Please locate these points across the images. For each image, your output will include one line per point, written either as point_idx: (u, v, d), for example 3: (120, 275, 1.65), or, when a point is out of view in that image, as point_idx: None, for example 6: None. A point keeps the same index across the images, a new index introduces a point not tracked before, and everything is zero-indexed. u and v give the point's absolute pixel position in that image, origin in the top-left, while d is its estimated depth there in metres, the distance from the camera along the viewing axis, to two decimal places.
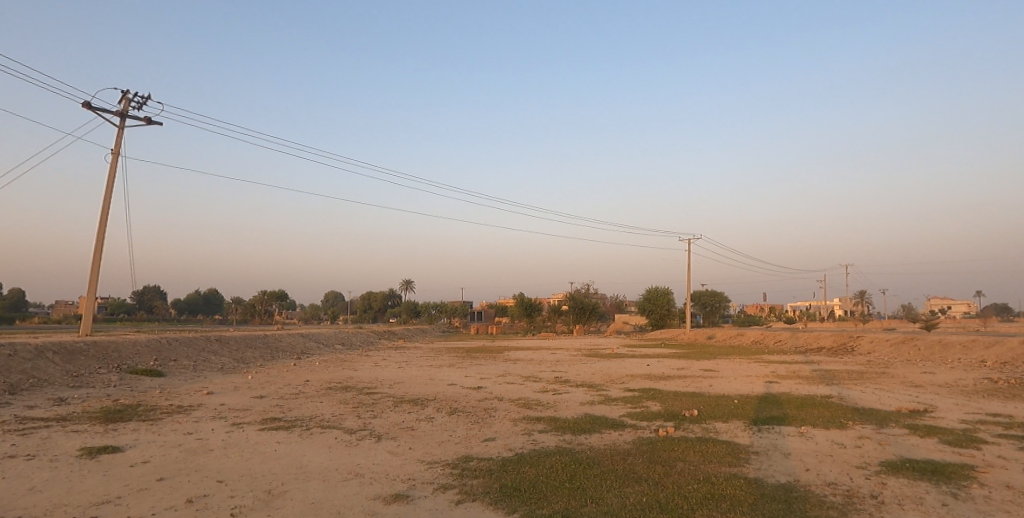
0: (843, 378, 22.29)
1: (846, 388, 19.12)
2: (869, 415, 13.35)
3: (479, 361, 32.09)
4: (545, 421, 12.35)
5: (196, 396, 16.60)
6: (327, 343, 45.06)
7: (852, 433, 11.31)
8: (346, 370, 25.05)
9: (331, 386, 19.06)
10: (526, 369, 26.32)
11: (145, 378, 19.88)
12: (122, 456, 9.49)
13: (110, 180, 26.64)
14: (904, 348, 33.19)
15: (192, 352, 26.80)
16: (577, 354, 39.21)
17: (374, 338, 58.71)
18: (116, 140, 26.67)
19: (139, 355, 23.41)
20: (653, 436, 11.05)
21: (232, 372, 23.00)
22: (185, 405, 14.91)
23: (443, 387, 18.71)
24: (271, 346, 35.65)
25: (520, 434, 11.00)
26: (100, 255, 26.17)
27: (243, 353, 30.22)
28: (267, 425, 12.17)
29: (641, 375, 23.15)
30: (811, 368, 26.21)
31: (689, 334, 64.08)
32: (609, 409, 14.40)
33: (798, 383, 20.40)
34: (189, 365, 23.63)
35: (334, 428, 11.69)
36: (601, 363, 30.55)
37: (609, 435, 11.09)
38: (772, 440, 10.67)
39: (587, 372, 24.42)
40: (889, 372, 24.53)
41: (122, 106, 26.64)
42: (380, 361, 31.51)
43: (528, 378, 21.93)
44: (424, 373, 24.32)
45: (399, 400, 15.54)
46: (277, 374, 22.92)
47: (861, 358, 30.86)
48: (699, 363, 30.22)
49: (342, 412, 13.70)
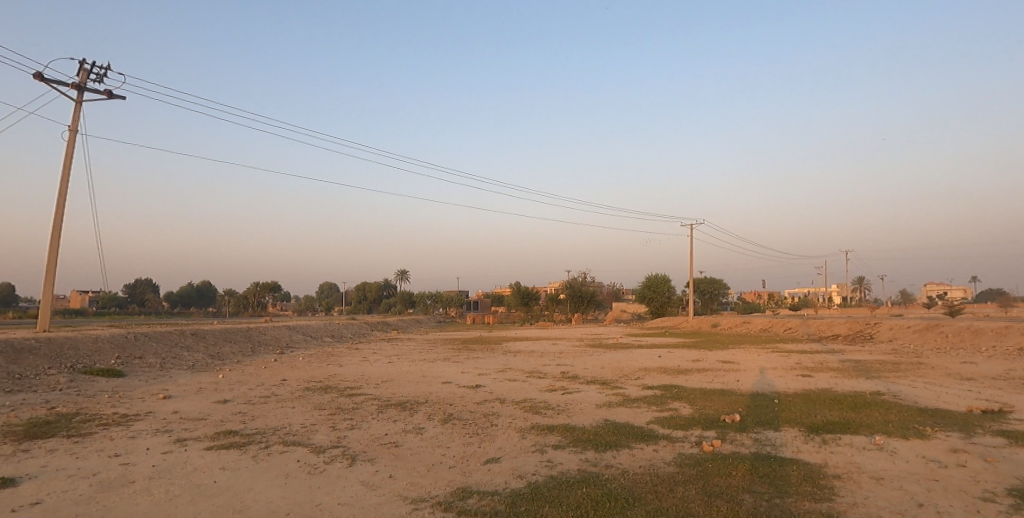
0: (879, 370, 20.18)
1: (891, 382, 16.92)
2: (945, 419, 11.14)
3: (475, 354, 29.80)
4: (559, 432, 10.14)
5: (151, 401, 14.30)
6: (315, 336, 42.78)
7: (940, 444, 9.15)
8: (330, 366, 22.86)
9: (309, 387, 16.79)
10: (528, 363, 24.13)
11: (100, 380, 17.57)
12: (8, 495, 7.18)
13: (67, 160, 24.14)
14: (929, 336, 31.04)
15: (163, 348, 24.46)
16: (580, 345, 37.06)
17: (367, 330, 56.55)
18: (74, 115, 24.24)
19: (98, 353, 21.05)
20: (696, 452, 8.83)
21: (203, 371, 20.71)
22: (131, 414, 12.58)
23: (436, 387, 16.50)
24: (254, 339, 33.32)
25: (531, 453, 8.76)
26: (58, 241, 23.68)
27: (220, 348, 27.92)
28: (218, 441, 9.91)
29: (656, 369, 20.95)
30: (838, 359, 24.04)
31: (692, 323, 62.02)
32: (632, 413, 12.15)
33: (834, 377, 18.24)
34: (155, 363, 21.30)
35: (298, 446, 9.43)
36: (607, 354, 28.39)
37: (643, 452, 8.81)
38: (849, 458, 8.46)
39: (594, 365, 22.26)
40: (924, 362, 22.34)
41: (80, 77, 24.26)
42: (369, 355, 29.24)
43: (532, 373, 19.71)
44: (416, 369, 22.12)
45: (384, 405, 13.29)
46: (253, 372, 20.64)
47: (885, 347, 28.75)
48: (713, 354, 28.02)
49: (313, 422, 11.43)
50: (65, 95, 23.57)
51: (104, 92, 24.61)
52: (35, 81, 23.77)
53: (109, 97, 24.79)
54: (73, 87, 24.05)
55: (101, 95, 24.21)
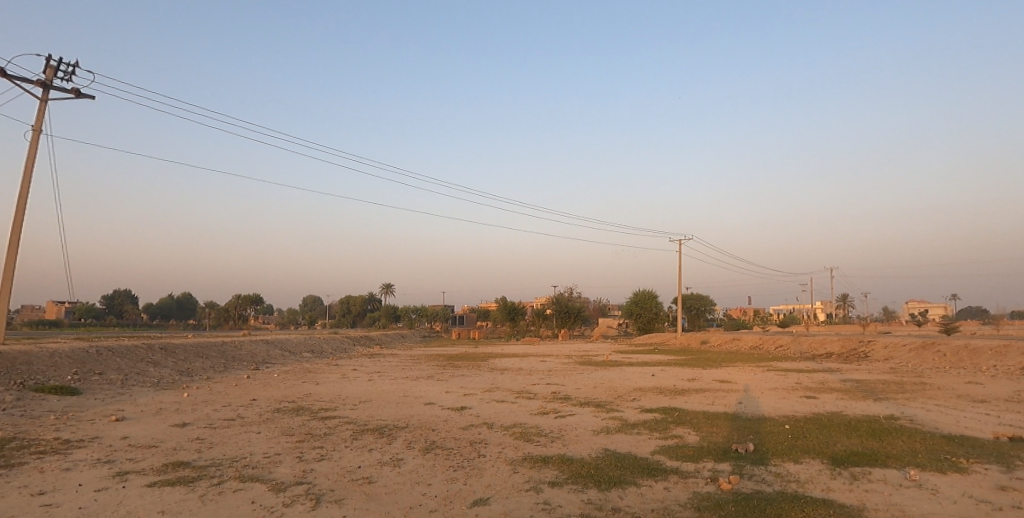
0: (885, 391, 19.27)
1: (902, 405, 15.97)
2: (976, 449, 10.18)
3: (462, 372, 28.49)
4: (554, 464, 9.00)
5: (100, 424, 12.86)
6: (294, 351, 41.14)
7: (983, 480, 8.17)
8: (306, 384, 21.43)
9: (280, 408, 15.42)
10: (516, 382, 22.89)
11: (51, 399, 16.03)
12: None
13: (29, 161, 22.68)
14: (926, 355, 30.30)
15: (128, 364, 22.85)
16: (569, 362, 35.94)
17: (349, 345, 54.76)
18: (38, 114, 22.86)
19: (54, 368, 19.46)
20: (713, 491, 7.74)
21: (167, 389, 19.20)
22: (73, 440, 11.16)
23: (418, 408, 15.25)
24: (228, 354, 31.66)
25: (525, 492, 7.60)
26: (17, 248, 22.09)
27: (190, 364, 26.29)
28: (164, 475, 8.60)
29: (651, 389, 19.85)
30: (839, 378, 23.14)
31: (681, 339, 61.16)
32: (633, 441, 11.03)
33: (840, 399, 17.26)
34: (115, 380, 19.71)
35: (256, 483, 8.14)
36: (598, 373, 27.25)
37: (652, 491, 7.71)
38: (888, 500, 7.45)
39: (586, 385, 21.11)
40: (928, 382, 21.50)
41: (46, 75, 22.95)
42: (349, 372, 27.75)
43: (521, 394, 18.51)
44: (398, 387, 20.80)
45: (361, 430, 12.04)
46: (222, 391, 19.18)
47: (882, 366, 27.95)
48: (707, 372, 27.03)
49: (279, 451, 10.14)
50: (29, 92, 22.19)
51: (72, 91, 23.28)
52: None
53: (76, 96, 23.46)
54: (38, 85, 22.70)
55: (68, 93, 22.87)
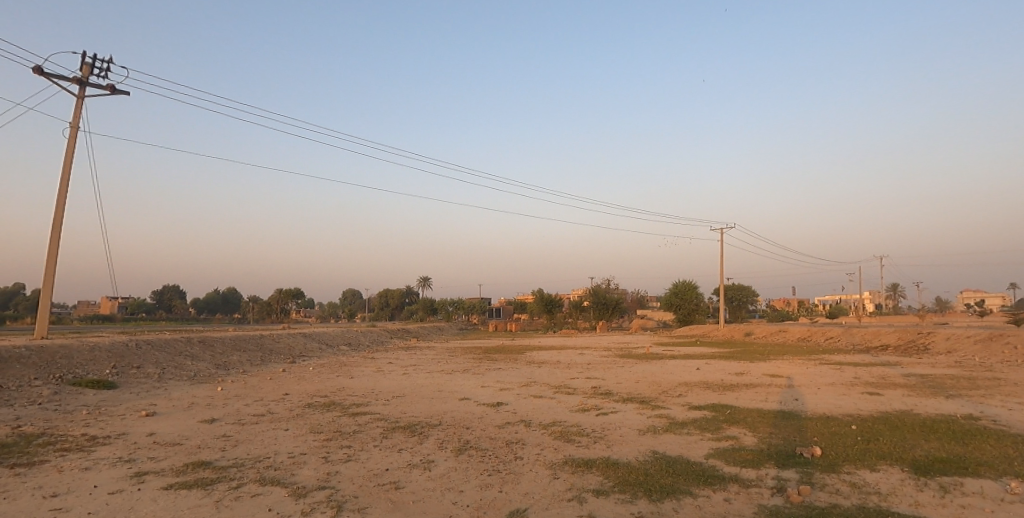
0: (957, 387, 17.67)
1: (980, 402, 14.47)
2: None
3: (497, 365, 27.88)
4: (598, 469, 8.15)
5: (130, 420, 12.66)
6: (331, 344, 41.39)
7: None
8: (340, 378, 21.17)
9: (311, 404, 15.03)
10: (554, 376, 22.09)
11: (88, 393, 16.07)
12: None
13: (68, 158, 23.03)
14: (995, 347, 27.99)
15: (166, 357, 23.06)
16: (607, 355, 34.86)
17: (385, 338, 54.96)
18: (76, 111, 23.18)
19: (94, 362, 19.69)
20: (782, 505, 6.76)
21: (202, 383, 19.18)
22: (100, 437, 10.92)
23: (451, 404, 14.62)
24: (266, 348, 31.90)
25: (566, 503, 6.78)
26: (58, 244, 22.45)
27: (227, 357, 26.46)
28: (183, 476, 8.14)
29: (697, 384, 18.75)
30: (901, 372, 21.45)
31: (723, 331, 59.14)
32: (684, 442, 10.07)
33: (907, 396, 15.78)
34: (152, 375, 19.77)
35: (276, 487, 7.59)
36: (639, 366, 26.20)
37: (710, 504, 6.78)
38: None
39: (627, 379, 20.17)
40: (1003, 378, 19.63)
41: (82, 72, 23.20)
42: (383, 365, 27.52)
43: (559, 388, 17.71)
44: (431, 382, 20.28)
45: (391, 428, 11.44)
46: (255, 385, 19.04)
47: (946, 360, 25.96)
48: (755, 366, 25.60)
49: (304, 450, 9.62)
50: (66, 90, 22.49)
51: (106, 87, 23.50)
52: (35, 76, 22.70)
53: (111, 93, 23.67)
54: (75, 82, 23.00)
55: (103, 90, 23.08)
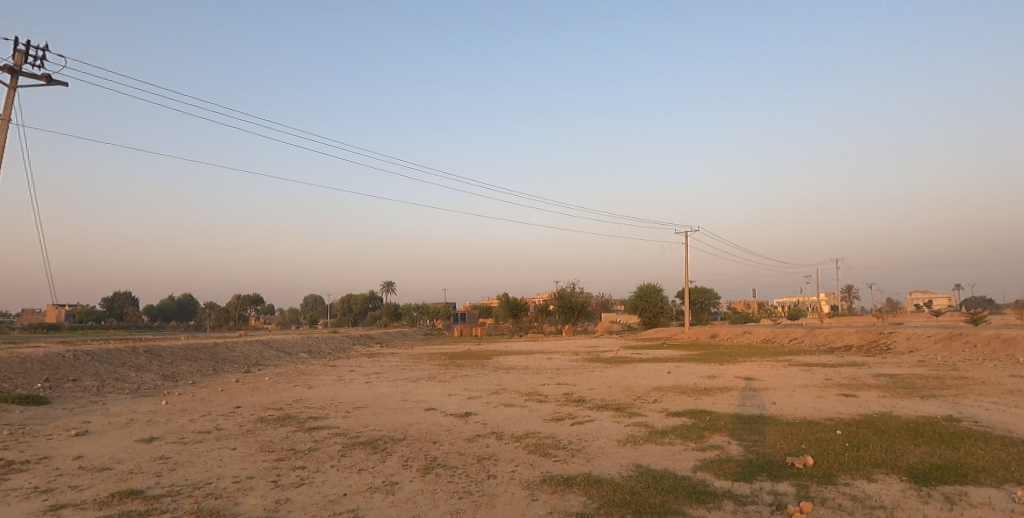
0: (928, 387, 17.70)
1: (955, 403, 14.39)
2: None
3: (464, 372, 26.92)
4: (580, 489, 7.43)
5: (56, 441, 11.30)
6: (290, 351, 39.63)
7: None
8: (298, 388, 19.89)
9: (265, 418, 13.86)
10: (524, 382, 21.32)
11: (12, 411, 14.48)
12: None
13: None
14: (955, 346, 28.63)
15: (107, 369, 21.32)
16: (577, 359, 34.29)
17: (348, 344, 53.20)
18: (7, 101, 21.28)
19: (24, 376, 17.95)
20: None
21: (146, 396, 17.69)
22: (16, 462, 9.60)
23: (417, 416, 13.68)
24: (220, 357, 30.11)
25: None
26: None
27: (176, 368, 24.73)
28: (105, 510, 7.01)
29: (671, 388, 18.28)
30: (870, 373, 21.50)
31: (689, 333, 59.53)
32: (668, 454, 9.45)
33: (882, 397, 15.64)
34: (88, 388, 18.12)
35: None
36: (610, 371, 25.65)
37: None
38: None
39: (599, 385, 19.57)
40: (969, 377, 19.86)
41: (14, 59, 21.31)
42: (346, 373, 26.27)
43: (530, 396, 16.97)
44: (396, 390, 19.25)
45: (352, 444, 10.45)
46: (203, 397, 17.62)
47: (909, 359, 26.32)
48: (725, 368, 25.42)
49: (252, 473, 8.57)
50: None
51: (42, 77, 21.66)
52: None
53: (47, 82, 21.84)
54: (6, 70, 21.12)
55: (38, 79, 21.27)
